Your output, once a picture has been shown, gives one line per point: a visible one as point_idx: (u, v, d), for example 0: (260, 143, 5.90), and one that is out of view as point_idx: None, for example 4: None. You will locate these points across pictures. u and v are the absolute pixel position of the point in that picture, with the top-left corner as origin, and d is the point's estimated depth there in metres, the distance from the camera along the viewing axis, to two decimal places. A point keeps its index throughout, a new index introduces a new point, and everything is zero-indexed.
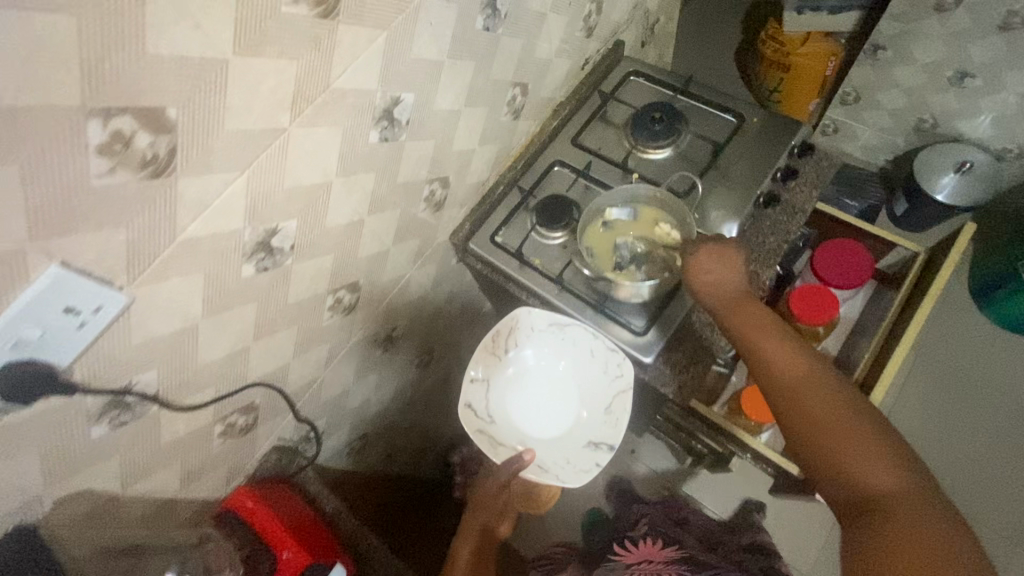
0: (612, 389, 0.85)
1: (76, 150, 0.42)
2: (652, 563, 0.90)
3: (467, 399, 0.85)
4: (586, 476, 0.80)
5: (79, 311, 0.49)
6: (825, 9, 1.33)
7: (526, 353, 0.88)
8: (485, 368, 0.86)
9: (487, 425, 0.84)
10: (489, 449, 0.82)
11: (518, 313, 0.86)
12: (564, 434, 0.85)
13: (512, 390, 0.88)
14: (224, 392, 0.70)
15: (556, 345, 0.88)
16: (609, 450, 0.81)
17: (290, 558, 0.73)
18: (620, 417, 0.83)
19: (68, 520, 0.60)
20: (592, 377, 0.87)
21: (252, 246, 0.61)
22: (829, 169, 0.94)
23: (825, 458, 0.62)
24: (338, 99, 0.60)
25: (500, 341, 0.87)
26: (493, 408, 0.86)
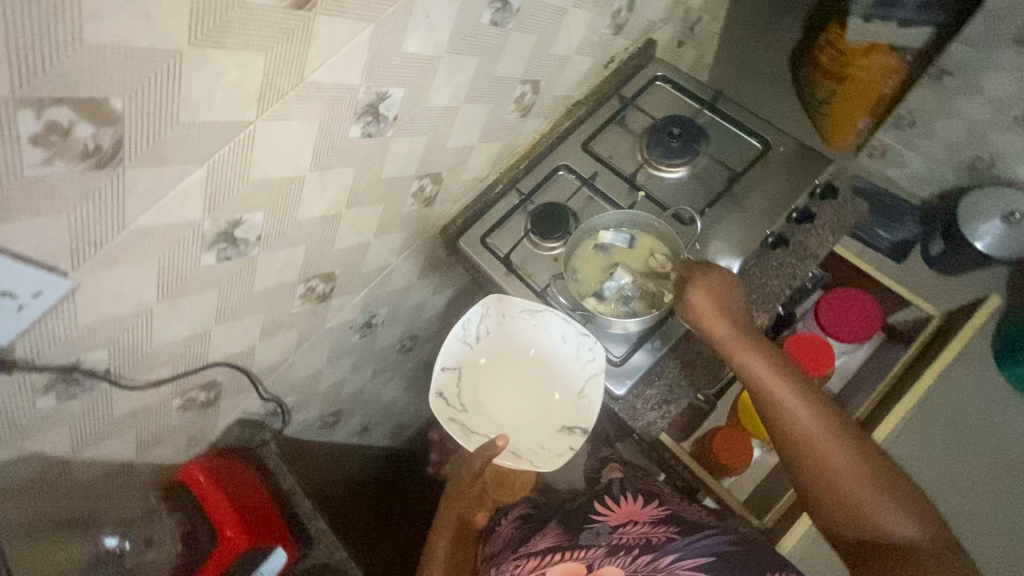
0: (585, 371, 0.80)
1: (7, 138, 0.40)
2: (640, 527, 0.71)
3: (438, 387, 0.80)
4: (559, 461, 0.77)
5: (17, 295, 0.48)
6: (894, 20, 1.06)
7: (499, 339, 0.83)
8: (455, 357, 0.82)
9: (459, 414, 0.80)
10: (461, 436, 0.78)
11: (489, 299, 0.81)
12: (537, 420, 0.82)
13: (482, 378, 0.83)
14: (183, 370, 0.70)
15: (529, 331, 0.83)
16: (584, 434, 0.78)
17: (230, 540, 0.74)
18: (592, 401, 0.78)
19: (15, 480, 0.61)
20: (563, 360, 0.82)
21: (212, 236, 0.59)
22: (853, 215, 0.87)
23: (844, 513, 0.59)
24: (313, 94, 0.56)
25: (470, 329, 0.82)
26: (464, 394, 0.82)
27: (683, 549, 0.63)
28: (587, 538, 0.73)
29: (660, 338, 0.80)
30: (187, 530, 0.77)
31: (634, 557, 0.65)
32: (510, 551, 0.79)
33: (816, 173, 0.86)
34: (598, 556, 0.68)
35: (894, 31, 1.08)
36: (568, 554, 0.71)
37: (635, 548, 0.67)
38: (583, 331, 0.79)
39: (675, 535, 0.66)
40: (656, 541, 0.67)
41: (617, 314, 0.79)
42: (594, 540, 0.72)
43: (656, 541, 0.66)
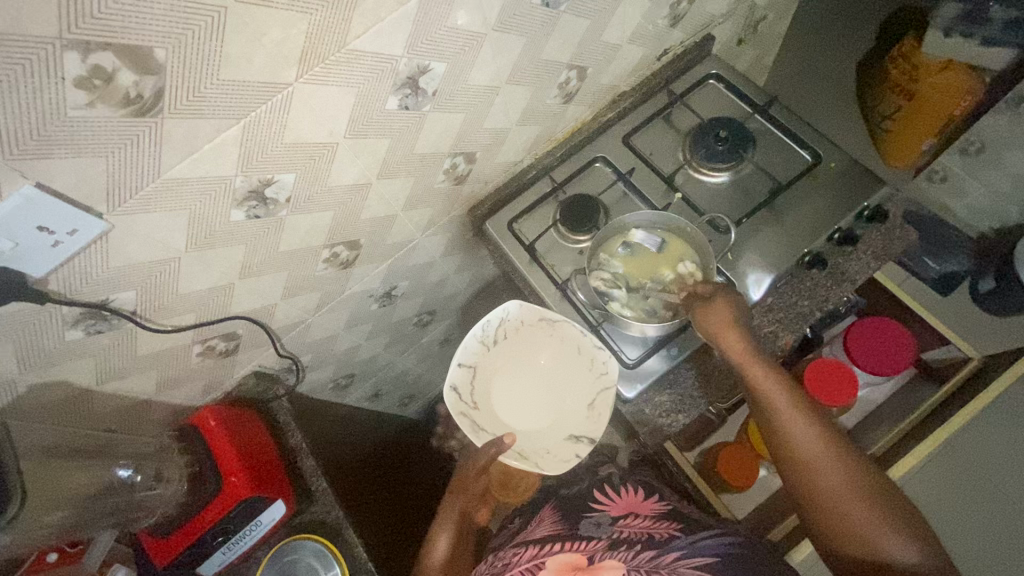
0: (598, 383, 0.78)
1: (52, 79, 0.41)
2: (643, 521, 0.71)
3: (451, 382, 0.79)
4: (565, 467, 0.75)
5: (53, 231, 0.49)
6: (976, 38, 1.02)
7: (516, 346, 0.82)
8: (471, 356, 0.80)
9: (469, 410, 0.78)
10: (469, 432, 0.77)
11: (510, 303, 0.81)
12: (545, 426, 0.80)
13: (496, 380, 0.82)
14: (205, 320, 0.72)
15: (547, 339, 0.82)
16: (591, 442, 0.75)
17: (231, 486, 0.77)
18: (602, 411, 0.76)
19: (41, 404, 0.64)
20: (577, 370, 0.80)
21: (243, 194, 0.60)
22: (901, 243, 0.82)
23: (841, 534, 0.58)
24: (354, 60, 0.56)
25: (489, 330, 0.81)
26: (477, 394, 0.80)
27: (685, 548, 0.64)
28: (586, 528, 0.72)
29: (677, 346, 0.78)
30: (195, 471, 0.80)
31: (636, 553, 0.65)
32: (510, 539, 0.79)
33: (867, 194, 0.82)
34: (599, 549, 0.68)
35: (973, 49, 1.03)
36: (568, 544, 0.70)
37: (637, 543, 0.67)
38: (598, 344, 0.78)
39: (677, 533, 0.67)
40: (658, 537, 0.67)
41: (640, 317, 0.77)
42: (595, 531, 0.71)
43: (659, 538, 0.67)
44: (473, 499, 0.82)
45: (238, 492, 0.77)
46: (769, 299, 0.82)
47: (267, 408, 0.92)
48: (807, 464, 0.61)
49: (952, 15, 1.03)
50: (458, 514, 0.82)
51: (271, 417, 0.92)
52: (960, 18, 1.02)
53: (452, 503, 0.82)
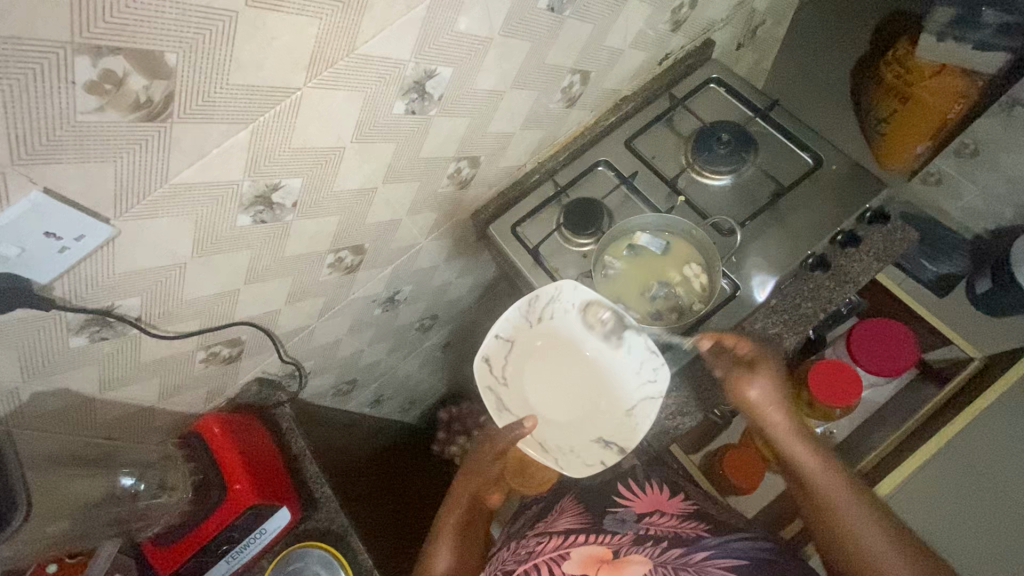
0: (640, 390, 0.75)
1: (63, 84, 0.41)
2: (669, 520, 0.71)
3: (485, 351, 0.76)
4: (586, 470, 0.72)
5: (60, 237, 0.49)
6: (969, 42, 1.02)
7: (562, 329, 0.79)
8: (512, 329, 0.78)
9: (499, 385, 0.77)
10: (493, 408, 0.75)
11: (565, 284, 0.77)
12: (576, 422, 0.77)
13: (536, 359, 0.79)
14: (210, 326, 0.71)
15: (595, 331, 0.78)
16: (620, 452, 0.73)
17: (237, 493, 0.76)
18: (639, 422, 0.73)
19: (45, 412, 0.64)
20: (621, 371, 0.77)
21: (250, 199, 0.59)
22: (902, 245, 0.83)
23: None
24: (362, 65, 0.56)
25: (539, 307, 0.78)
26: (511, 369, 0.78)
27: (715, 549, 0.64)
28: (610, 523, 0.72)
29: (683, 348, 0.77)
30: (200, 480, 0.80)
31: (665, 549, 0.65)
32: (529, 528, 0.78)
33: (868, 197, 0.83)
34: (624, 544, 0.68)
35: (965, 53, 1.03)
36: (592, 537, 0.70)
37: (664, 540, 0.67)
38: (651, 348, 0.74)
39: (704, 533, 0.67)
40: (685, 536, 0.67)
41: (643, 318, 0.78)
42: (619, 526, 0.71)
43: (687, 536, 0.66)
44: (488, 483, 0.81)
45: (243, 500, 0.77)
46: (773, 300, 0.82)
47: (269, 414, 0.91)
48: (850, 535, 0.60)
49: (946, 21, 1.02)
50: (471, 495, 0.81)
51: (273, 423, 0.91)
52: (954, 24, 1.02)
53: (466, 486, 0.81)
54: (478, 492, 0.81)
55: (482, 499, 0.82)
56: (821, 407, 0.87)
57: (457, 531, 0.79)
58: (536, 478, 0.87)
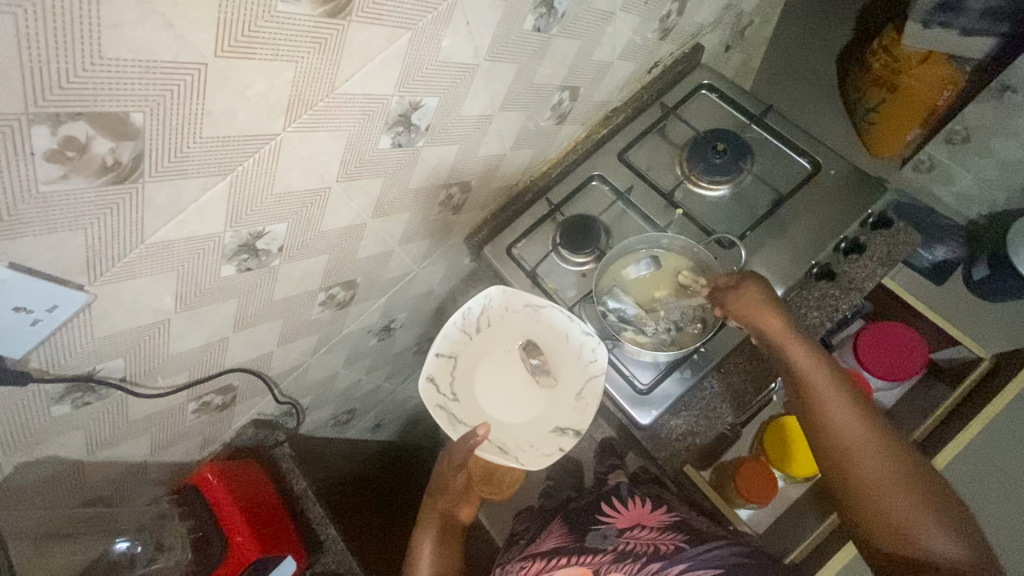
0: (585, 372, 0.75)
1: (20, 155, 0.38)
2: (649, 532, 0.67)
3: (428, 373, 0.75)
4: (546, 462, 0.72)
5: (31, 310, 0.46)
6: (954, 29, 1.00)
7: (499, 332, 0.79)
8: (450, 345, 0.76)
9: (448, 402, 0.75)
10: (446, 426, 0.74)
11: (492, 289, 0.77)
12: (528, 417, 0.76)
13: (479, 368, 0.78)
14: (199, 377, 0.68)
15: (531, 326, 0.78)
16: (576, 436, 0.73)
17: (240, 546, 0.73)
18: (589, 403, 0.73)
19: (29, 481, 0.61)
20: (564, 357, 0.76)
21: (233, 248, 0.56)
22: (907, 248, 0.81)
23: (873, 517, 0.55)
24: (344, 104, 0.53)
25: (470, 317, 0.77)
26: (458, 384, 0.77)
27: (693, 560, 0.60)
28: (592, 540, 0.68)
29: (689, 368, 0.76)
30: (197, 537, 0.75)
31: (642, 565, 0.62)
32: (516, 553, 0.75)
33: (870, 202, 0.81)
34: (605, 562, 0.64)
35: (953, 40, 1.01)
36: (573, 558, 0.66)
37: (643, 556, 0.63)
38: (588, 331, 0.74)
39: (683, 545, 0.63)
40: (664, 550, 0.63)
41: (654, 345, 0.75)
42: (601, 543, 0.67)
43: (665, 550, 0.63)
44: (455, 500, 0.77)
45: (248, 552, 0.73)
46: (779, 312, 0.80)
47: (268, 455, 0.88)
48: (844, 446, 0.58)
49: (931, 6, 0.99)
50: (440, 516, 0.77)
51: (273, 466, 0.88)
52: (938, 9, 0.99)
53: (433, 503, 0.77)
54: (448, 509, 0.77)
55: (453, 516, 0.77)
56: None
57: (436, 550, 0.75)
58: (503, 482, 0.86)
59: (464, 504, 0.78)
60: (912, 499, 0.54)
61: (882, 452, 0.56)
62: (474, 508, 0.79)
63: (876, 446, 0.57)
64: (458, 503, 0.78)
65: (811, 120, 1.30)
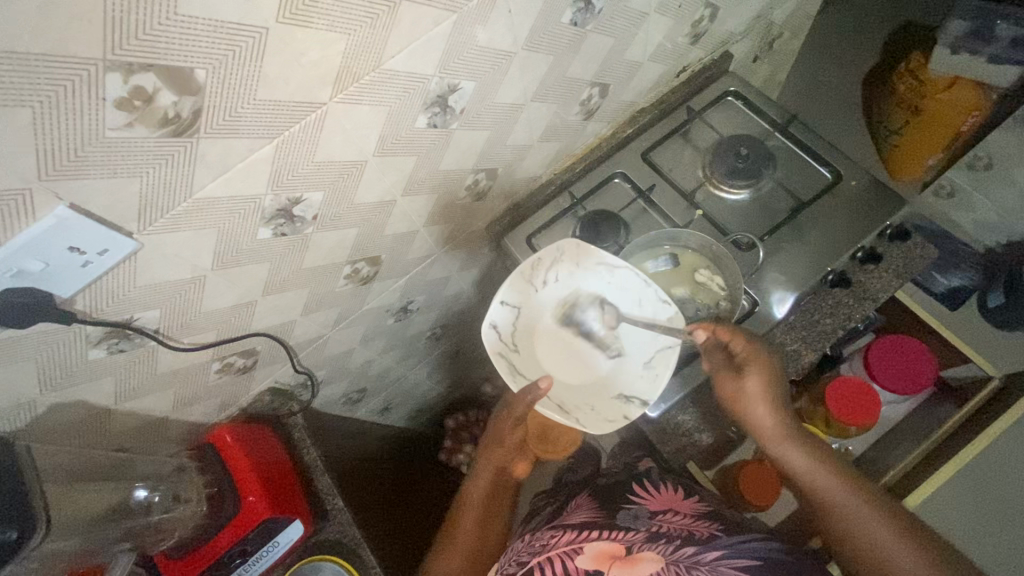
0: (656, 338, 0.70)
1: (93, 101, 0.41)
2: (681, 518, 0.67)
3: (491, 320, 0.70)
4: (609, 427, 0.67)
5: (84, 252, 0.49)
6: (982, 56, 1.01)
7: (570, 287, 0.73)
8: (517, 295, 0.72)
9: (509, 352, 0.71)
10: (506, 377, 0.69)
11: (566, 242, 0.71)
12: (590, 380, 0.72)
13: (541, 325, 0.73)
14: (226, 337, 0.71)
15: (601, 286, 0.73)
16: (643, 405, 0.68)
17: (251, 505, 0.76)
18: (660, 371, 0.69)
19: (61, 423, 0.63)
20: (633, 321, 0.72)
21: (272, 212, 0.59)
22: (922, 262, 0.82)
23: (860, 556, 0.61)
24: (388, 80, 0.55)
25: (539, 269, 0.72)
26: (520, 337, 0.72)
27: (728, 548, 0.60)
28: (623, 518, 0.68)
29: (700, 364, 0.77)
30: (213, 493, 0.79)
31: (676, 547, 0.61)
32: (542, 525, 0.74)
33: (889, 214, 0.82)
34: (637, 540, 0.63)
35: (979, 67, 1.02)
36: (604, 532, 0.66)
37: (677, 538, 0.63)
38: (664, 298, 0.70)
39: (717, 532, 0.63)
40: (698, 534, 0.63)
41: None
42: (634, 523, 0.67)
43: (700, 535, 0.63)
44: (510, 454, 0.79)
45: (258, 511, 0.76)
46: (792, 317, 0.81)
47: (280, 425, 0.89)
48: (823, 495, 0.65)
49: (958, 34, 1.02)
50: (494, 469, 0.79)
51: (286, 434, 0.89)
52: (967, 36, 1.01)
53: (489, 459, 0.79)
54: (503, 463, 0.79)
55: (507, 473, 0.80)
56: (837, 425, 0.86)
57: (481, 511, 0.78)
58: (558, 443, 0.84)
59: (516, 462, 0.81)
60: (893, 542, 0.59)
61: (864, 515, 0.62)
62: (529, 464, 0.82)
63: (879, 524, 0.61)
64: (512, 458, 0.80)
65: (833, 136, 1.31)
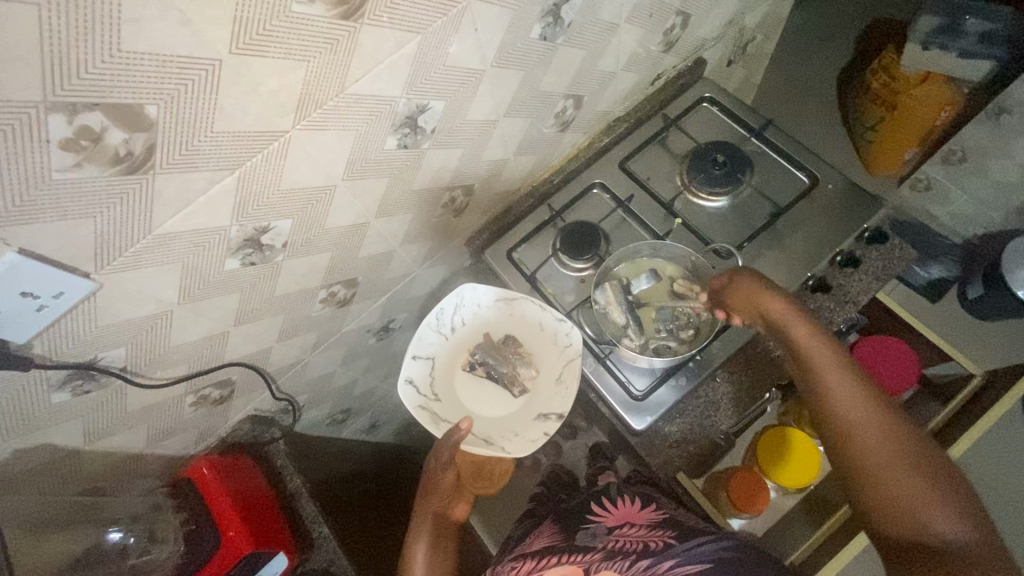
0: (562, 357, 0.77)
1: (36, 143, 0.39)
2: (638, 530, 0.65)
3: (407, 375, 0.76)
4: (531, 446, 0.73)
5: (38, 296, 0.47)
6: (953, 50, 1.00)
7: (476, 327, 0.80)
8: (427, 348, 0.79)
9: (430, 402, 0.76)
10: (430, 425, 0.74)
11: (464, 289, 0.80)
12: (511, 409, 0.77)
13: (458, 369, 0.79)
14: (199, 370, 0.69)
15: (506, 321, 0.80)
16: (559, 420, 0.74)
17: (230, 540, 0.73)
18: (569, 386, 0.75)
19: (24, 468, 0.61)
20: (542, 346, 0.79)
21: (238, 242, 0.57)
22: (902, 264, 0.82)
23: (867, 483, 0.55)
24: (352, 104, 0.54)
25: (444, 318, 0.79)
26: (439, 384, 0.78)
27: (681, 555, 0.59)
28: (582, 539, 0.66)
29: (685, 375, 0.75)
30: (190, 530, 0.76)
31: (632, 562, 0.60)
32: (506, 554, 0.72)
33: (867, 216, 0.83)
34: (594, 560, 0.62)
35: (949, 62, 1.02)
36: (563, 557, 0.64)
37: (632, 553, 0.61)
38: (560, 317, 0.77)
39: (671, 540, 0.61)
40: (653, 546, 0.61)
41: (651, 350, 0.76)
42: (591, 541, 0.65)
43: (654, 546, 0.61)
44: (449, 499, 0.76)
45: (238, 546, 0.74)
46: None
47: (263, 453, 0.87)
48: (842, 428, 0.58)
49: (929, 29, 1.02)
50: (434, 516, 0.76)
51: (269, 464, 0.87)
52: (937, 32, 1.01)
53: (427, 505, 0.76)
54: (440, 510, 0.76)
55: (446, 516, 0.77)
56: None
57: (431, 545, 0.75)
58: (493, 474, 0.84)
59: (456, 503, 0.78)
60: (914, 478, 0.52)
61: (882, 439, 0.55)
62: (469, 505, 0.79)
63: (899, 454, 0.54)
64: (451, 503, 0.77)
65: (810, 135, 1.31)
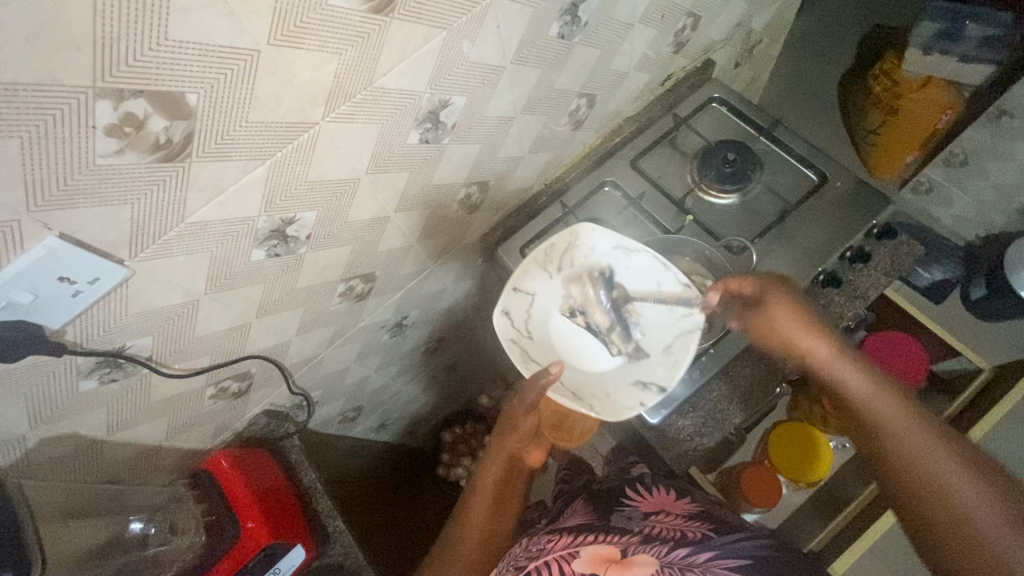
0: (678, 324, 0.65)
1: (83, 128, 0.40)
2: (673, 518, 0.66)
3: (503, 304, 0.66)
4: (625, 415, 0.60)
5: (74, 281, 0.48)
6: (953, 55, 1.02)
7: (584, 269, 0.68)
8: (530, 279, 0.67)
9: (521, 339, 0.65)
10: (517, 362, 0.64)
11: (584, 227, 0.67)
12: (611, 367, 0.65)
13: (555, 313, 0.68)
14: (220, 361, 0.70)
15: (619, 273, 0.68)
16: (661, 393, 0.61)
17: (251, 531, 0.74)
18: (682, 358, 0.62)
19: (48, 457, 0.62)
20: (655, 308, 0.66)
21: (265, 233, 0.58)
22: (910, 260, 0.83)
23: (922, 495, 0.57)
24: (380, 97, 0.55)
25: (552, 253, 0.67)
26: (532, 321, 0.67)
27: (719, 548, 0.59)
28: (618, 521, 0.67)
29: (698, 368, 0.77)
30: (212, 521, 0.76)
31: (670, 548, 0.60)
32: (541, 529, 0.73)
33: (876, 213, 0.84)
34: (632, 543, 0.62)
35: (951, 66, 1.04)
36: (599, 536, 0.65)
37: (670, 539, 0.62)
38: (685, 282, 0.65)
39: (710, 533, 0.62)
40: (691, 536, 0.61)
41: None
42: (627, 524, 0.66)
43: (693, 536, 0.61)
44: (526, 441, 0.75)
45: (260, 537, 0.74)
46: None
47: (279, 447, 0.88)
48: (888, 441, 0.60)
49: (929, 35, 1.03)
50: (508, 457, 0.75)
51: (283, 457, 0.87)
52: (937, 37, 1.02)
53: (502, 446, 0.75)
54: (515, 452, 0.75)
55: (520, 459, 0.76)
56: (834, 421, 0.86)
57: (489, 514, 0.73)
58: (575, 432, 0.76)
59: (532, 449, 0.76)
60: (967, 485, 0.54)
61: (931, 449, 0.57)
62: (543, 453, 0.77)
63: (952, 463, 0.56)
64: (526, 446, 0.75)
65: (815, 137, 1.33)
